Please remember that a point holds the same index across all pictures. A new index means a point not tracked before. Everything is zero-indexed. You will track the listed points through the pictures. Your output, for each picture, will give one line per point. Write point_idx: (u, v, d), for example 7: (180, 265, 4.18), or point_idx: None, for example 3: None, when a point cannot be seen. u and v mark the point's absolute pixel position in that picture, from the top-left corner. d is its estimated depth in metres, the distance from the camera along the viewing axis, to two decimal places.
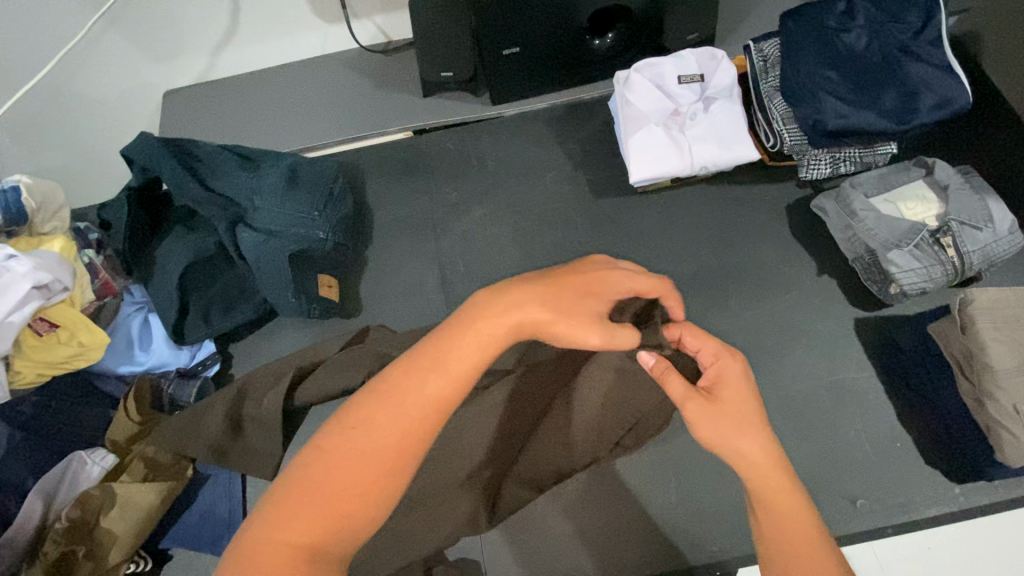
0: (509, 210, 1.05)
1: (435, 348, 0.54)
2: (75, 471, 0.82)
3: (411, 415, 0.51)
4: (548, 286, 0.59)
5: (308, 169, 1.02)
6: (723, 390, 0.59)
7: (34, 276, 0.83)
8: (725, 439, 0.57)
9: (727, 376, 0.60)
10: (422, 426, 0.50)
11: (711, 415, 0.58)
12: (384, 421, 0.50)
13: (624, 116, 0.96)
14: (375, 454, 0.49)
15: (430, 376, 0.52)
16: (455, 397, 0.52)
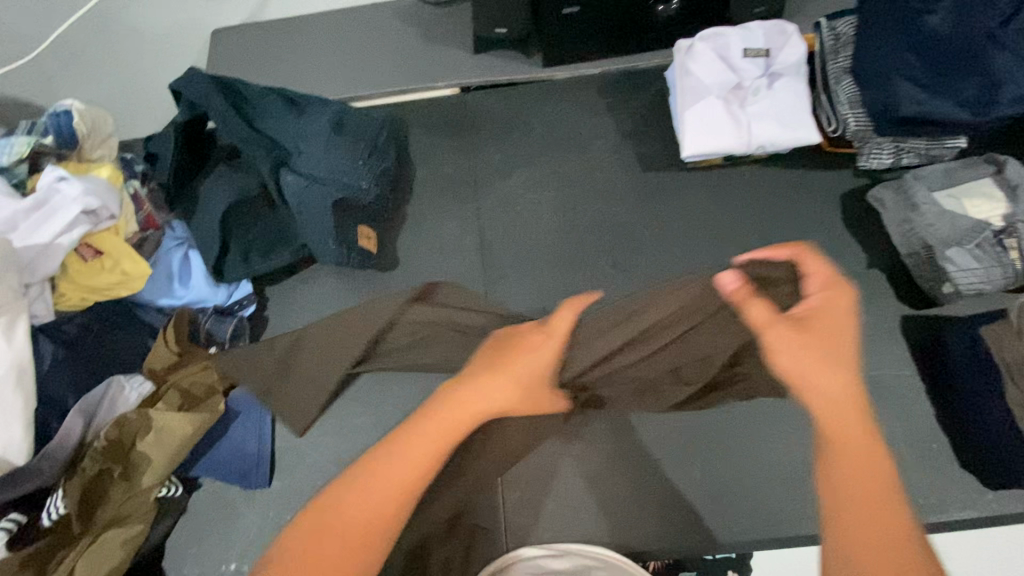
0: (553, 175, 1.03)
1: (404, 438, 0.59)
2: (114, 395, 0.84)
3: (382, 500, 0.54)
4: (503, 351, 0.74)
5: (354, 118, 1.01)
6: (817, 321, 0.63)
7: (83, 201, 0.84)
8: (800, 377, 0.59)
9: (829, 314, 0.64)
10: (392, 512, 0.54)
11: (795, 348, 0.61)
12: (354, 509, 0.53)
13: (683, 87, 0.93)
14: (352, 534, 0.52)
15: (395, 458, 0.57)
16: (423, 480, 0.56)
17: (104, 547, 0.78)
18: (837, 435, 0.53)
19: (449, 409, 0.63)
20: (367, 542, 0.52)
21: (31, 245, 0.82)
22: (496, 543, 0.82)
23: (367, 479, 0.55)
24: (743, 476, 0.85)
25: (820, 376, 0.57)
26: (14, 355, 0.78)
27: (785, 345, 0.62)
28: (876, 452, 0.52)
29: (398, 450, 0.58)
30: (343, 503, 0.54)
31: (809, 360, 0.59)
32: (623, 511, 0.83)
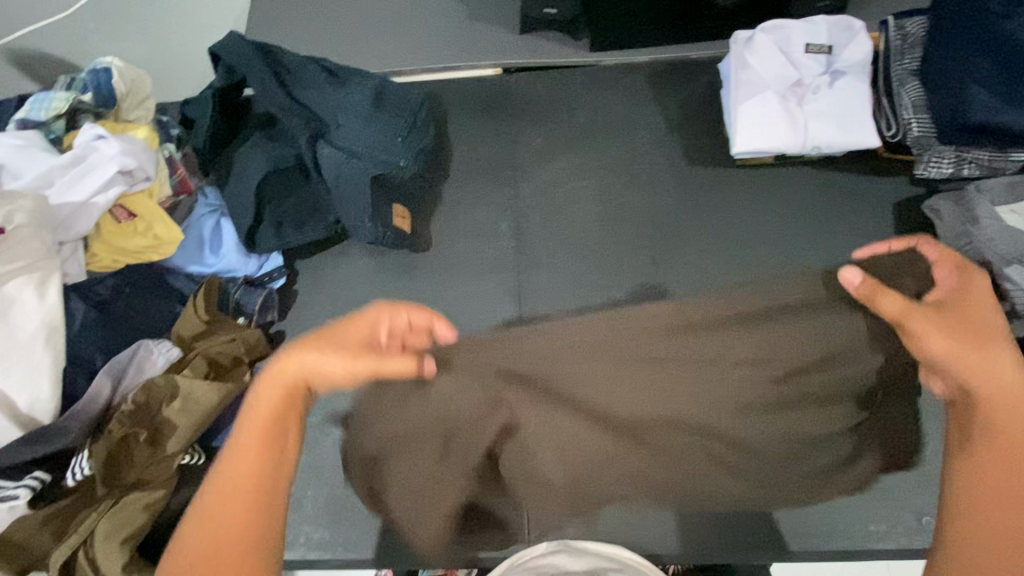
0: (595, 164, 1.00)
1: (218, 473, 0.49)
2: (141, 359, 0.83)
3: (225, 531, 0.47)
4: (321, 335, 0.53)
5: (394, 92, 0.98)
6: (971, 310, 0.54)
7: (120, 160, 0.83)
8: (973, 368, 0.51)
9: (970, 295, 0.55)
10: (232, 547, 0.46)
11: (964, 341, 0.52)
12: (194, 544, 0.47)
13: (739, 80, 0.89)
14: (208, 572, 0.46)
15: (221, 490, 0.48)
16: (260, 491, 0.48)
17: (126, 509, 0.78)
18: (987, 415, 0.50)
19: (258, 408, 0.51)
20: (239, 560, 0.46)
21: (67, 203, 0.81)
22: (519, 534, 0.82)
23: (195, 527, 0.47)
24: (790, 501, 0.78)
25: (982, 363, 0.51)
26: (45, 313, 0.77)
27: (940, 336, 0.53)
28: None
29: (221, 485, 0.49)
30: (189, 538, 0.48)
31: (964, 351, 0.52)
32: (650, 513, 0.82)
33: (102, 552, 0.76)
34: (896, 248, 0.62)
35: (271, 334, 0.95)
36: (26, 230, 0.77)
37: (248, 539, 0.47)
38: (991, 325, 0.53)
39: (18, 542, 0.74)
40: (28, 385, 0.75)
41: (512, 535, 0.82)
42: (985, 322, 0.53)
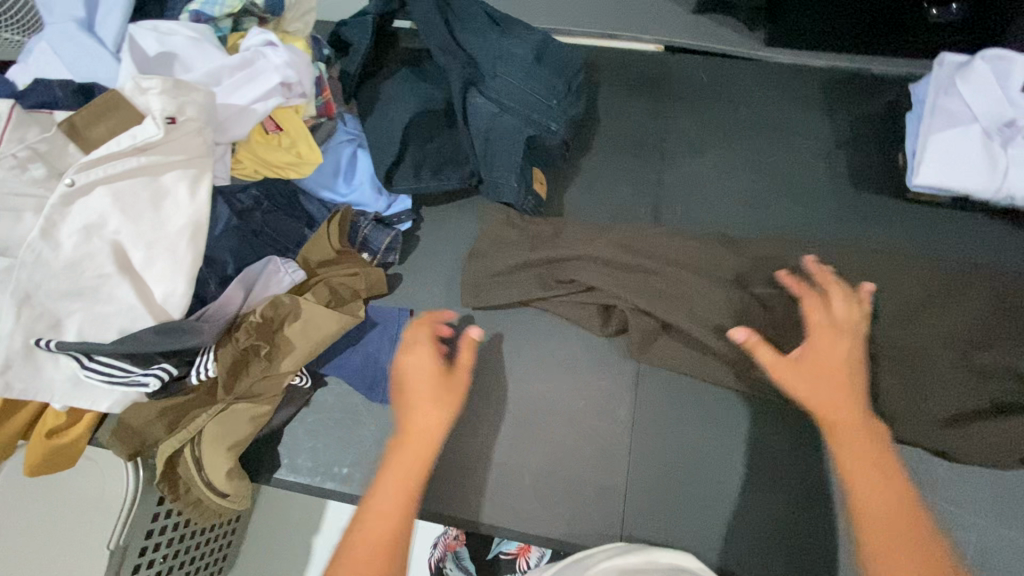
0: (750, 165, 0.94)
1: (376, 493, 0.65)
2: (268, 274, 0.83)
3: (380, 537, 0.61)
4: (416, 388, 0.72)
5: (555, 51, 0.94)
6: (809, 355, 0.70)
7: (284, 72, 0.81)
8: (828, 397, 0.67)
9: (822, 341, 0.71)
10: (386, 550, 0.60)
11: (795, 371, 0.69)
12: (362, 539, 0.61)
13: (939, 108, 0.83)
14: (368, 561, 0.59)
15: (379, 507, 0.63)
16: (408, 501, 0.64)
17: (234, 417, 0.80)
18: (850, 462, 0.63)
19: (409, 441, 0.69)
20: (389, 551, 0.60)
21: (229, 105, 0.80)
22: (608, 524, 0.81)
23: (358, 526, 0.62)
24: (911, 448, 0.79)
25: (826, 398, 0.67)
26: (193, 211, 0.77)
27: (804, 387, 0.68)
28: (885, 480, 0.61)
29: (376, 503, 0.64)
30: (346, 552, 0.60)
31: (802, 382, 0.68)
32: (746, 536, 0.79)
33: (208, 454, 0.79)
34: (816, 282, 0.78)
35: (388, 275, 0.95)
36: (192, 124, 0.75)
37: (405, 534, 0.62)
38: (843, 358, 0.70)
39: (133, 428, 0.77)
40: (166, 278, 0.75)
41: (600, 523, 0.81)
42: (833, 351, 0.70)
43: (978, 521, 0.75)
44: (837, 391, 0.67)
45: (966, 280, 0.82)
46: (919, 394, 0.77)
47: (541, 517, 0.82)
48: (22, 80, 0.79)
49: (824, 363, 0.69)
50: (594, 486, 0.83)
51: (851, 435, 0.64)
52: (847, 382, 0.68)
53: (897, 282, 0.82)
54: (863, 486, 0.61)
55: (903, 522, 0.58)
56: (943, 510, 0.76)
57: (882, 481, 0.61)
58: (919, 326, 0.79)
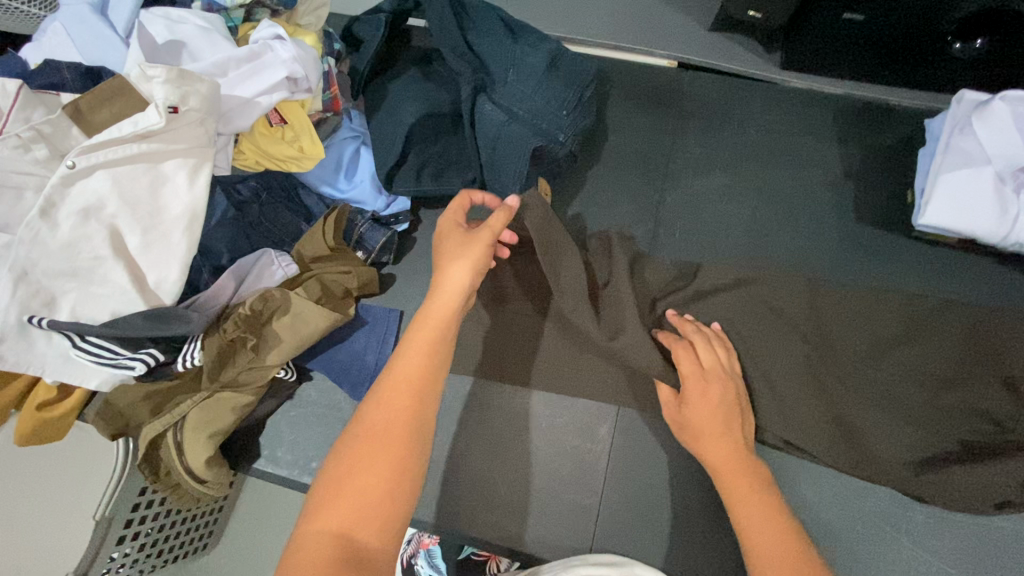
0: (753, 190, 0.92)
1: (391, 369, 0.61)
2: (261, 267, 0.84)
3: (401, 407, 0.58)
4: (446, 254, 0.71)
5: (568, 60, 0.92)
6: (688, 406, 0.72)
7: (291, 67, 0.81)
8: (697, 449, 0.71)
9: (692, 393, 0.72)
10: (405, 420, 0.58)
11: (684, 430, 0.73)
12: (378, 412, 0.58)
13: (952, 146, 0.80)
14: (385, 438, 0.57)
15: (399, 384, 0.60)
16: (430, 371, 0.62)
17: (218, 404, 0.82)
18: (743, 523, 0.63)
19: (429, 314, 0.65)
20: (413, 426, 0.58)
21: (234, 96, 0.81)
22: (578, 541, 0.81)
23: (380, 400, 0.59)
24: (896, 493, 0.77)
25: (711, 448, 0.69)
26: (191, 199, 0.78)
27: (707, 442, 0.70)
28: (781, 532, 0.61)
29: (396, 377, 0.61)
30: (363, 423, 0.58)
31: (699, 438, 0.71)
32: (715, 566, 0.78)
33: (190, 440, 0.81)
34: (676, 324, 0.80)
35: (382, 274, 0.96)
36: (195, 114, 0.76)
37: (423, 413, 0.60)
38: (717, 403, 0.71)
39: (119, 410, 0.79)
40: (160, 265, 0.76)
41: (570, 537, 0.81)
42: (705, 400, 0.72)
43: (953, 570, 0.74)
44: (722, 436, 0.69)
45: (939, 312, 0.80)
46: (883, 436, 0.76)
47: (511, 529, 0.82)
48: (34, 60, 0.81)
49: (704, 417, 0.71)
50: (568, 501, 0.82)
51: (734, 478, 0.67)
52: (726, 428, 0.70)
53: (867, 318, 0.80)
54: (746, 517, 0.64)
55: (787, 545, 0.59)
56: (916, 556, 0.75)
57: (763, 515, 0.63)
58: (889, 362, 0.78)
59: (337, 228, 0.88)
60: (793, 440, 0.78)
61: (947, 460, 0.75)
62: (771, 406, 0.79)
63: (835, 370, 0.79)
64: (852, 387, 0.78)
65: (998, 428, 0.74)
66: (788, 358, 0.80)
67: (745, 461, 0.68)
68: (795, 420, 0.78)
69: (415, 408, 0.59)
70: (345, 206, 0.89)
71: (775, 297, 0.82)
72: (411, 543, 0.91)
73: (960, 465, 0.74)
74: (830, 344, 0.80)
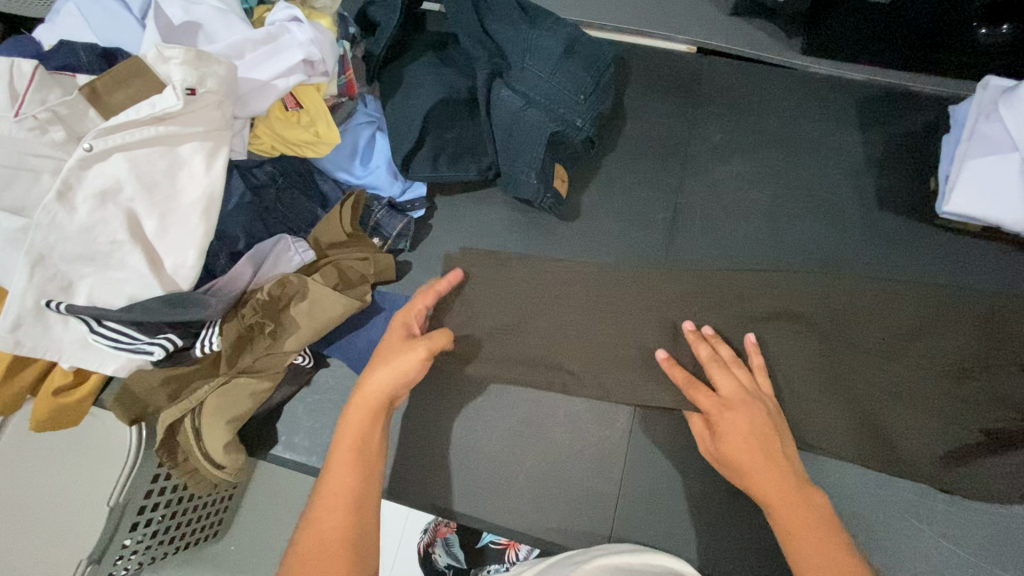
0: (774, 177, 0.91)
1: (331, 465, 0.64)
2: (279, 252, 0.82)
3: (342, 497, 0.62)
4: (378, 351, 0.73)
5: (586, 44, 0.91)
6: (727, 437, 0.70)
7: (308, 49, 0.80)
8: (746, 478, 0.69)
9: (726, 426, 0.71)
10: (347, 513, 0.61)
11: (726, 461, 0.71)
12: (321, 509, 0.61)
13: (978, 132, 0.79)
14: (331, 533, 0.59)
15: (339, 478, 0.63)
16: (369, 462, 0.65)
17: (235, 390, 0.81)
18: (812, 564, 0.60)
19: (358, 412, 0.68)
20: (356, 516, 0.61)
21: (250, 79, 0.80)
22: (595, 528, 0.81)
23: (322, 497, 0.62)
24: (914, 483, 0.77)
25: (765, 478, 0.67)
26: (208, 183, 0.77)
27: (756, 473, 0.68)
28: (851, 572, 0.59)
29: (334, 475, 0.63)
30: (311, 522, 0.60)
31: (748, 470, 0.68)
32: (732, 552, 0.78)
33: (209, 425, 0.81)
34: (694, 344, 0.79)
35: (397, 261, 0.95)
36: (212, 97, 0.75)
37: (365, 503, 0.62)
38: (753, 431, 0.70)
39: (136, 395, 0.78)
40: (177, 249, 0.75)
41: (588, 524, 0.81)
42: (739, 427, 0.70)
43: (971, 558, 0.74)
44: (765, 464, 0.68)
45: (959, 304, 0.79)
46: (903, 429, 0.77)
47: (528, 516, 0.82)
48: (48, 42, 0.80)
49: (740, 447, 0.69)
50: (586, 488, 0.82)
51: (794, 509, 0.65)
52: (768, 456, 0.68)
53: (886, 312, 0.80)
54: (803, 549, 0.62)
55: None
56: (935, 545, 0.75)
57: (818, 538, 0.62)
58: (910, 355, 0.78)
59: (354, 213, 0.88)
60: (814, 440, 0.78)
61: (967, 448, 0.75)
62: (792, 403, 0.79)
63: (855, 364, 0.79)
64: (870, 381, 0.78)
65: (1019, 414, 0.75)
66: (806, 350, 0.80)
67: (801, 492, 0.66)
68: (816, 420, 0.78)
69: (357, 495, 0.62)
70: (360, 192, 0.89)
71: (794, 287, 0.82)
72: (428, 531, 0.91)
73: (977, 449, 0.75)
74: (851, 336, 0.79)
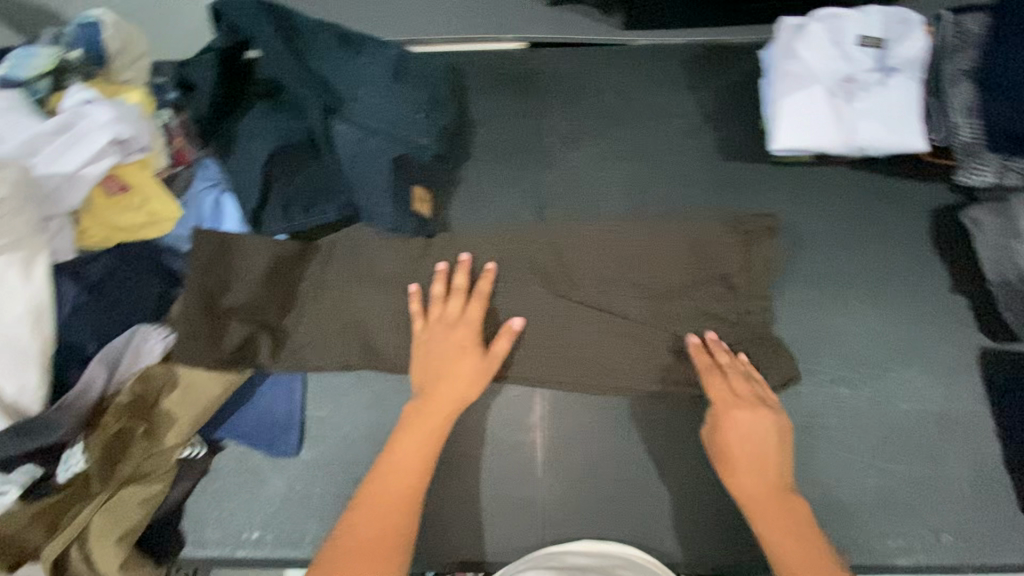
0: (625, 153, 0.94)
1: (388, 461, 0.74)
2: (138, 343, 0.77)
3: (397, 493, 0.71)
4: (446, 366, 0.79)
5: (415, 65, 0.91)
6: (735, 442, 0.73)
7: (113, 129, 0.76)
8: (732, 482, 0.72)
9: (739, 429, 0.73)
10: (405, 498, 0.71)
11: (725, 462, 0.73)
12: (364, 515, 0.69)
13: (786, 70, 0.84)
14: (371, 548, 0.67)
15: (403, 471, 0.73)
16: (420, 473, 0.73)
17: (123, 504, 0.75)
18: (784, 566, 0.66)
19: (422, 423, 0.76)
20: (406, 507, 0.71)
21: (54, 173, 0.75)
22: (529, 534, 0.82)
23: (372, 497, 0.71)
24: (808, 407, 0.82)
25: (748, 483, 0.71)
26: (30, 295, 0.71)
27: (743, 479, 0.71)
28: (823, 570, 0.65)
29: (382, 480, 0.72)
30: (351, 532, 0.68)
31: (738, 472, 0.71)
32: (658, 519, 0.82)
33: (97, 550, 0.73)
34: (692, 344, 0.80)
35: None
36: (8, 204, 0.69)
37: (410, 500, 0.71)
38: (769, 440, 0.72)
39: (8, 538, 0.71)
40: (12, 374, 0.69)
41: (522, 532, 0.82)
42: (756, 437, 0.73)
43: (868, 463, 0.80)
44: (759, 467, 0.71)
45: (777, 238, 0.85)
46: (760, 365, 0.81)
47: (464, 541, 0.82)
48: None
49: (746, 453, 0.72)
50: (513, 498, 0.83)
51: (773, 513, 0.69)
52: (770, 464, 0.71)
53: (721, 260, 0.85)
54: (782, 549, 0.67)
55: None
56: (838, 461, 0.80)
57: (802, 551, 0.66)
58: (752, 297, 0.84)
59: (215, 252, 0.82)
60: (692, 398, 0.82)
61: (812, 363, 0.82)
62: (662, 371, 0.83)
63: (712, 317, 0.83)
64: (724, 330, 0.83)
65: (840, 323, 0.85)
66: (678, 313, 0.84)
67: (778, 497, 0.70)
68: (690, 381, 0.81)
69: (412, 488, 0.72)
70: (196, 230, 0.82)
71: (651, 257, 0.85)
72: None
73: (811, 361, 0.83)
74: (703, 289, 0.84)
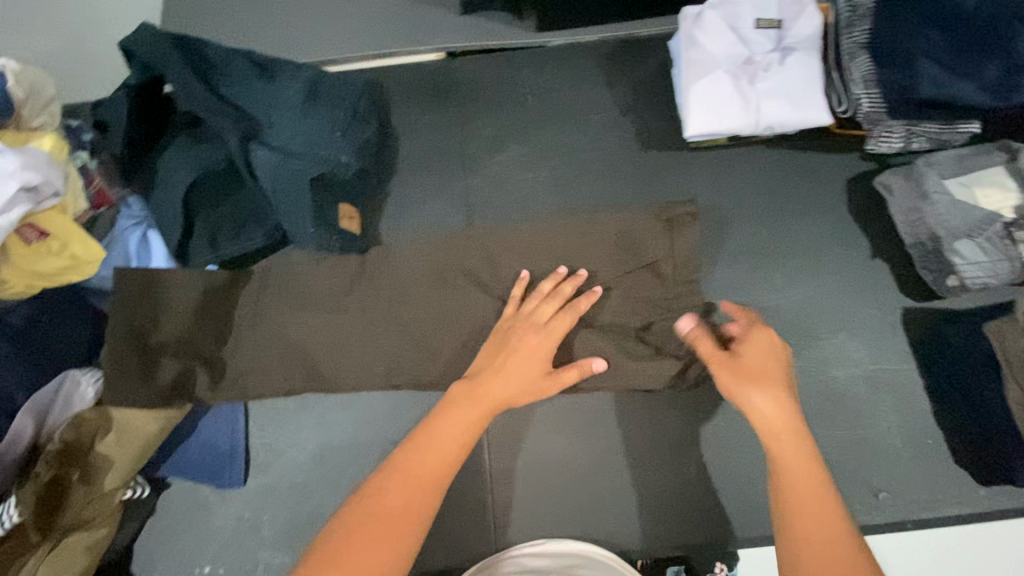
0: (547, 153, 0.96)
1: (422, 436, 0.65)
2: (69, 391, 0.78)
3: (425, 469, 0.62)
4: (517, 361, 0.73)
5: (330, 84, 0.91)
6: (747, 355, 0.67)
7: (25, 176, 0.73)
8: (739, 389, 0.65)
9: (757, 347, 0.68)
10: (439, 481, 0.62)
11: (729, 371, 0.66)
12: (392, 491, 0.60)
13: (688, 58, 0.87)
14: (394, 519, 0.58)
15: (428, 454, 0.64)
16: (453, 457, 0.64)
17: (64, 554, 0.74)
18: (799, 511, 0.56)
19: (467, 403, 0.68)
20: (429, 487, 0.61)
21: None
22: (482, 537, 0.83)
23: (399, 474, 0.62)
24: None
25: (759, 395, 0.63)
26: None
27: (750, 393, 0.64)
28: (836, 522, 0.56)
29: (419, 451, 0.64)
30: (376, 495, 0.60)
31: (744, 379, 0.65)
32: (607, 509, 0.83)
33: None
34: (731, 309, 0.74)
35: None
36: None
37: (432, 493, 0.61)
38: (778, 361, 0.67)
39: None
40: None
41: (476, 536, 0.83)
42: (767, 354, 0.67)
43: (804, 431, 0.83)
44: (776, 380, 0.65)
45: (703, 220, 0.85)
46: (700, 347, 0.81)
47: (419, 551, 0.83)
48: None
49: (758, 366, 0.66)
50: (463, 503, 0.84)
51: (786, 438, 0.61)
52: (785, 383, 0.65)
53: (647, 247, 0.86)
54: (796, 495, 0.57)
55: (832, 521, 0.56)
56: None
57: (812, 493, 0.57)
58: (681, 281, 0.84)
59: (139, 293, 0.82)
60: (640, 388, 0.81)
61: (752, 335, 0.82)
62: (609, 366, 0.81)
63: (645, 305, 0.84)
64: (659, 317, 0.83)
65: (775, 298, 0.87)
66: (613, 305, 0.84)
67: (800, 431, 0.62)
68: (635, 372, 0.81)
69: (447, 465, 0.63)
70: (122, 271, 0.82)
71: (579, 252, 0.87)
72: None
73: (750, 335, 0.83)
74: (635, 277, 0.85)
